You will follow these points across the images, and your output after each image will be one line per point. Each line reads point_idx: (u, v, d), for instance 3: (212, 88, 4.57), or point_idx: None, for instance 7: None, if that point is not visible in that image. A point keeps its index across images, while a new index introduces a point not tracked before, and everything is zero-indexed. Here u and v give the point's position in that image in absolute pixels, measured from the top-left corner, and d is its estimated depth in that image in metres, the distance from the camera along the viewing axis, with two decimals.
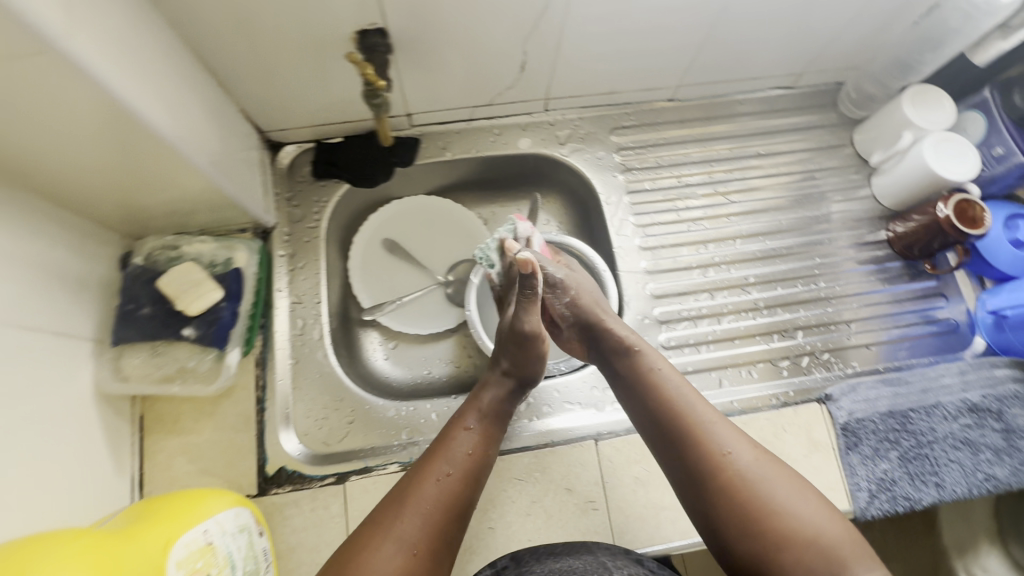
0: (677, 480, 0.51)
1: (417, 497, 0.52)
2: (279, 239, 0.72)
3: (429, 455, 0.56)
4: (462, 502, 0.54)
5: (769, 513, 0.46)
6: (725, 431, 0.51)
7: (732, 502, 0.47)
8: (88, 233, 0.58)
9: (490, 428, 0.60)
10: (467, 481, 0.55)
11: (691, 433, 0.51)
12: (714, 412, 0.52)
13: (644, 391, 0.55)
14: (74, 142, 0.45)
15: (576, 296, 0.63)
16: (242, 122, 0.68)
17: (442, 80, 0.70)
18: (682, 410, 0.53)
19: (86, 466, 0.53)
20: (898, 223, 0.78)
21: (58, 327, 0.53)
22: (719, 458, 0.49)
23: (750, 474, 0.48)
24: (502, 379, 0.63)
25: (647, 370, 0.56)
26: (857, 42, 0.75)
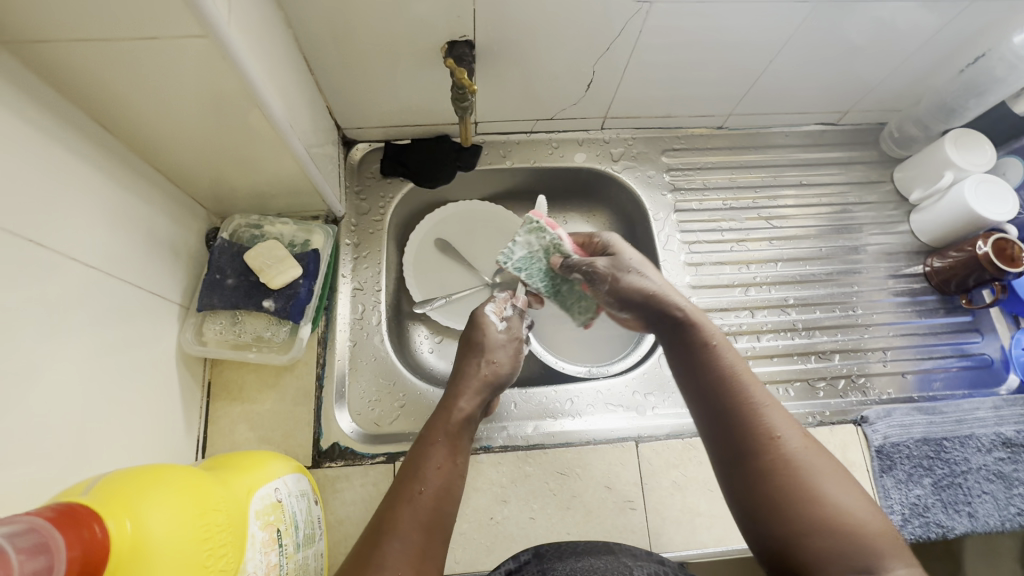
0: (718, 453, 0.51)
1: (397, 515, 0.49)
2: (346, 229, 0.77)
3: (405, 475, 0.53)
4: (442, 517, 0.51)
5: (805, 496, 0.46)
6: (775, 414, 0.50)
7: (769, 482, 0.47)
8: (182, 205, 0.63)
9: (460, 442, 0.57)
10: (446, 497, 0.52)
11: (742, 412, 0.50)
12: (766, 393, 0.51)
13: (700, 364, 0.54)
14: (199, 110, 0.50)
15: (615, 281, 0.61)
16: (326, 117, 0.73)
17: (512, 92, 0.75)
18: (734, 387, 0.52)
19: (161, 419, 0.56)
20: (936, 259, 0.81)
21: (152, 287, 0.57)
22: (765, 439, 0.49)
23: (794, 459, 0.48)
24: (479, 387, 0.62)
25: (705, 344, 0.54)
26: (903, 84, 0.80)
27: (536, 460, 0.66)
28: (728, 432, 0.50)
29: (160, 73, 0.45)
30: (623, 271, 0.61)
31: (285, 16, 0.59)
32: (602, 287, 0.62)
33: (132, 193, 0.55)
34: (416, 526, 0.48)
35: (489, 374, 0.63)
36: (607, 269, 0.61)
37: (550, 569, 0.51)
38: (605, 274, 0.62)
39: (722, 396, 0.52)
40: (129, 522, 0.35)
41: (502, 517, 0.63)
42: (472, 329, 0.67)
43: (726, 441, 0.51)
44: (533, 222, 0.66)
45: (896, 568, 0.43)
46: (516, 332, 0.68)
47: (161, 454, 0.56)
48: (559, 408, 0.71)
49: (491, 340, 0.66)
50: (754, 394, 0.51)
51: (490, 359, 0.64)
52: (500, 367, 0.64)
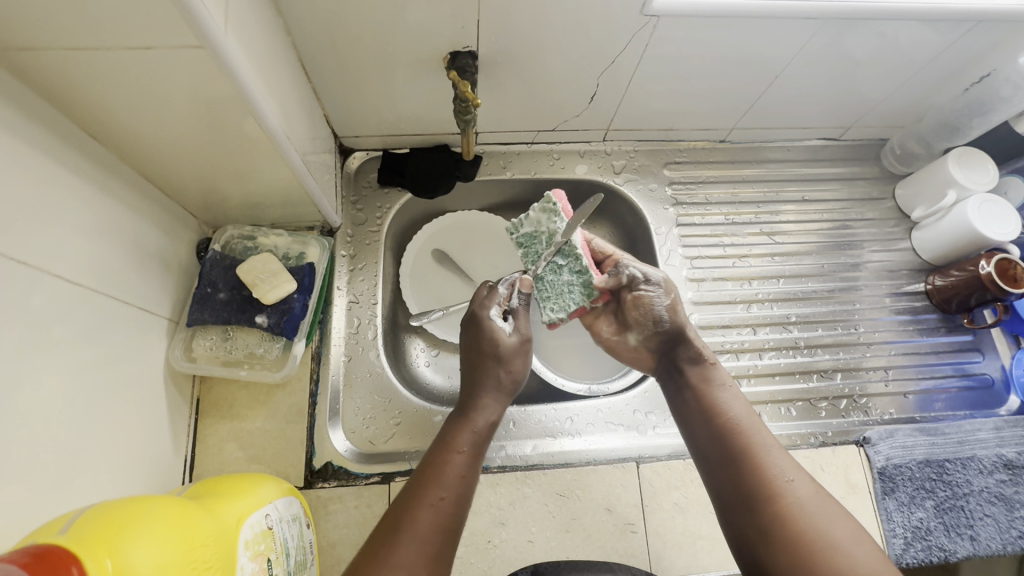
0: (729, 499, 0.52)
1: (415, 517, 0.48)
2: (342, 239, 0.75)
3: (424, 477, 0.52)
4: (459, 527, 0.50)
5: (818, 539, 0.46)
6: (784, 459, 0.52)
7: (781, 526, 0.48)
8: (172, 216, 0.61)
9: (480, 451, 0.56)
10: (464, 504, 0.52)
11: (751, 455, 0.52)
12: (775, 440, 0.54)
13: (708, 406, 0.57)
14: (193, 120, 0.48)
15: (674, 300, 0.63)
16: (324, 125, 0.71)
17: (514, 103, 0.74)
18: (742, 431, 0.54)
19: (147, 439, 0.54)
20: (937, 277, 0.80)
21: (140, 302, 0.55)
22: (776, 482, 0.50)
23: (806, 504, 0.49)
24: (495, 393, 0.60)
25: (714, 386, 0.59)
26: (907, 102, 0.79)
27: (535, 481, 0.65)
28: (738, 476, 0.52)
29: (151, 79, 0.43)
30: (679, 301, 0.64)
31: (284, 24, 0.57)
32: (660, 302, 0.62)
33: (121, 204, 0.53)
34: (434, 530, 0.48)
35: (505, 381, 0.61)
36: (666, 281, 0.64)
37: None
38: (668, 289, 0.63)
39: (731, 438, 0.54)
40: (110, 562, 0.33)
41: (499, 541, 0.62)
42: (474, 332, 0.63)
43: (737, 485, 0.52)
44: (550, 201, 0.63)
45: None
46: (523, 332, 0.64)
47: (148, 475, 0.54)
48: (559, 427, 0.70)
49: (504, 347, 0.61)
50: (763, 438, 0.54)
51: (505, 366, 0.61)
52: (513, 373, 0.62)
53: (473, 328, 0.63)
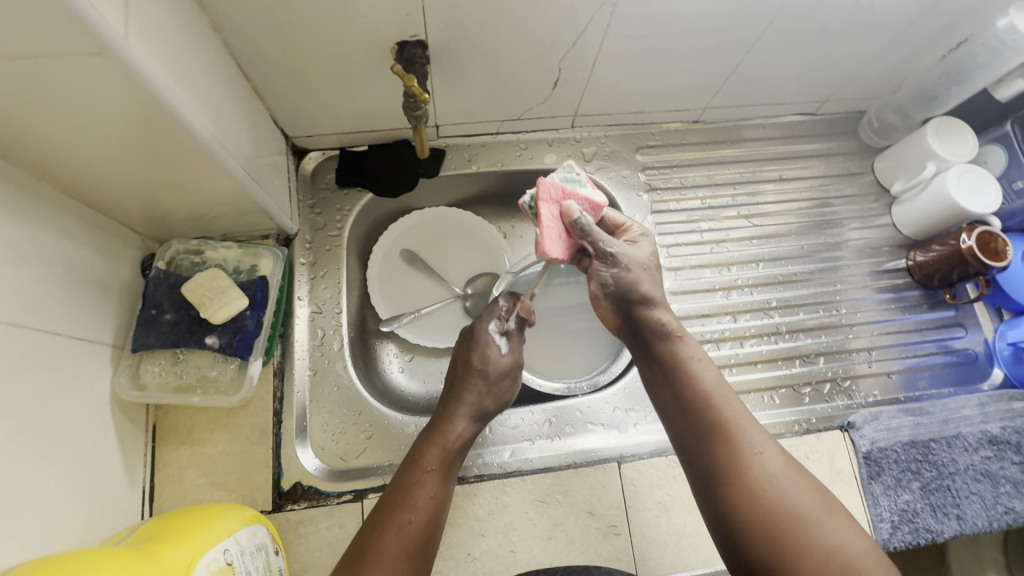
0: (698, 477, 0.52)
1: (382, 543, 0.51)
2: (300, 247, 0.71)
3: (393, 502, 0.54)
4: (427, 543, 0.53)
5: (781, 518, 0.48)
6: (753, 435, 0.51)
7: (746, 506, 0.49)
8: (109, 234, 0.57)
9: (454, 469, 0.58)
10: (432, 527, 0.54)
11: (724, 435, 0.51)
12: (747, 412, 0.53)
13: (679, 383, 0.55)
14: (111, 135, 0.45)
15: (623, 270, 0.57)
16: (271, 127, 0.67)
17: (473, 94, 0.70)
18: (715, 407, 0.53)
19: (99, 475, 0.51)
20: (918, 252, 0.79)
21: (79, 331, 0.51)
22: (744, 462, 0.50)
23: (777, 482, 0.49)
24: (478, 413, 0.62)
25: (683, 362, 0.56)
26: (883, 72, 0.76)
27: (514, 488, 0.62)
28: (710, 456, 0.51)
29: (49, 95, 0.39)
30: (636, 263, 0.58)
31: (211, 21, 0.52)
32: (609, 270, 0.57)
33: (44, 227, 0.48)
34: (402, 553, 0.51)
35: (488, 403, 0.62)
36: (625, 254, 0.57)
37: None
38: (620, 260, 0.57)
39: (704, 414, 0.53)
40: None
41: (480, 553, 0.60)
42: (467, 346, 0.64)
43: (706, 464, 0.52)
44: (573, 171, 0.60)
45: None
46: (515, 353, 0.65)
47: (102, 512, 0.51)
48: (537, 430, 0.68)
49: (494, 364, 0.63)
50: (734, 414, 0.52)
51: (489, 390, 0.62)
52: (500, 396, 0.63)
53: (467, 341, 0.65)
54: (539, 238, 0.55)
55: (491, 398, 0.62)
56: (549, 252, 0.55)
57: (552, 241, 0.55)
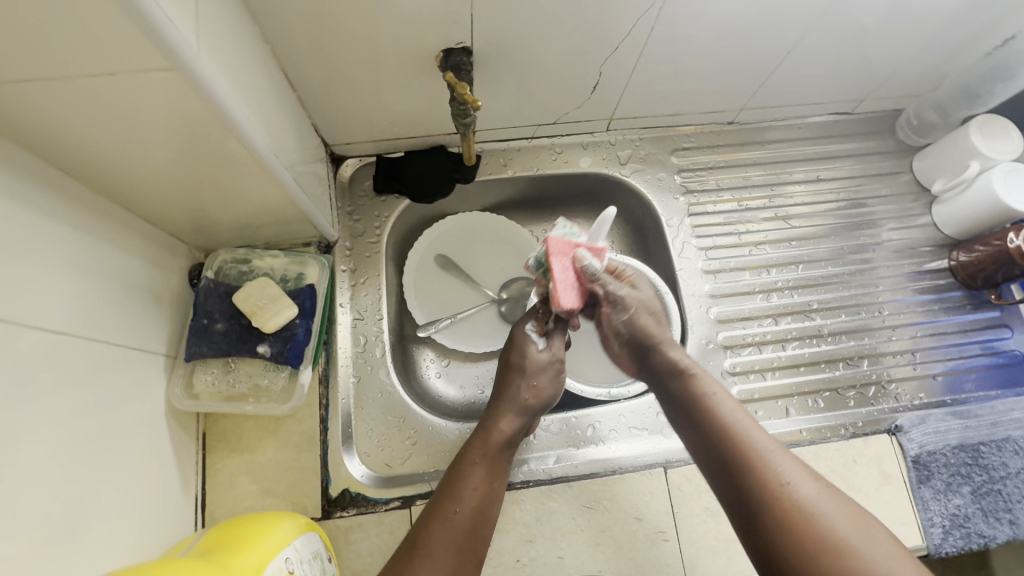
0: (731, 505, 0.52)
1: (430, 535, 0.51)
2: (340, 254, 0.71)
3: (442, 493, 0.54)
4: (473, 541, 0.53)
5: (823, 544, 0.46)
6: (783, 460, 0.51)
7: (783, 531, 0.48)
8: (159, 244, 0.57)
9: (500, 464, 0.58)
10: (479, 521, 0.53)
11: (749, 463, 0.51)
12: (773, 441, 0.53)
13: (698, 415, 0.56)
14: (172, 149, 0.45)
15: (633, 316, 0.62)
16: (312, 135, 0.67)
17: (512, 98, 0.70)
18: (738, 438, 0.53)
19: (156, 484, 0.52)
20: (962, 252, 0.77)
21: (134, 341, 0.52)
22: (777, 487, 0.50)
23: (808, 506, 0.49)
24: (519, 410, 0.62)
25: (702, 396, 0.57)
26: (924, 70, 0.75)
27: (561, 495, 0.62)
28: (738, 484, 0.52)
29: (116, 108, 0.39)
30: (645, 307, 0.63)
31: (261, 31, 0.53)
32: (619, 315, 0.63)
33: (101, 238, 0.49)
34: (448, 548, 0.51)
35: (529, 398, 0.62)
36: (631, 300, 0.63)
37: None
38: (628, 304, 0.63)
39: (725, 446, 0.53)
40: None
41: (528, 559, 0.60)
42: (508, 348, 0.65)
43: (736, 492, 0.52)
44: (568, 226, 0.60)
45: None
46: (556, 353, 0.65)
47: (159, 521, 0.51)
48: (581, 436, 0.67)
49: (532, 362, 0.63)
50: (759, 442, 0.53)
51: (529, 385, 0.62)
52: (541, 391, 0.63)
53: (506, 343, 0.66)
54: (552, 293, 0.58)
55: (531, 392, 0.62)
56: (564, 304, 0.58)
57: (565, 293, 0.58)
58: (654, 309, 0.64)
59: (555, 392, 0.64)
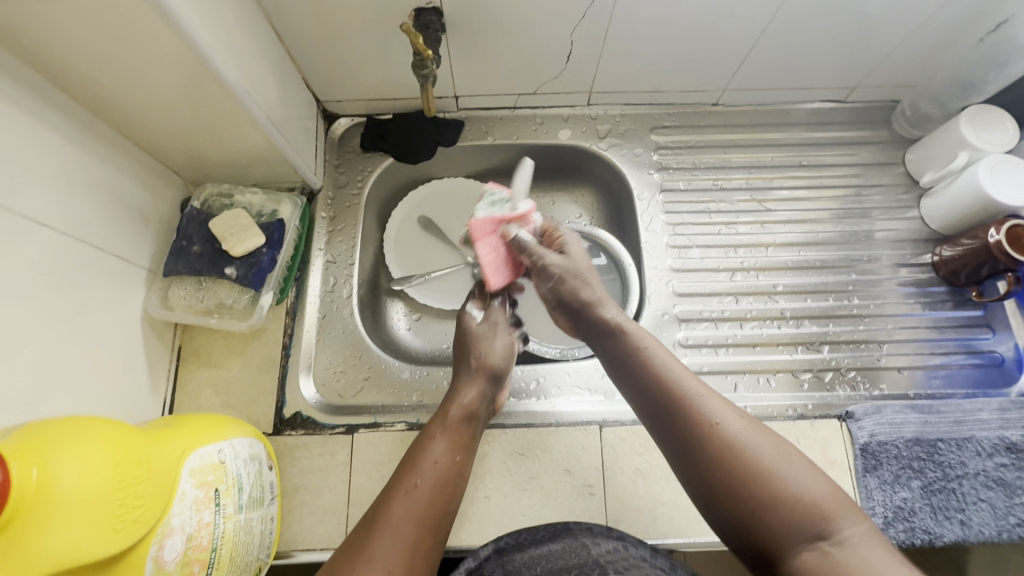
0: (670, 453, 0.51)
1: (391, 510, 0.49)
2: (322, 202, 0.77)
3: (401, 469, 0.53)
4: (438, 514, 0.51)
5: (754, 477, 0.46)
6: (712, 402, 0.51)
7: (721, 470, 0.47)
8: (155, 173, 0.65)
9: (462, 435, 0.57)
10: (441, 493, 0.52)
11: (682, 408, 0.50)
12: (701, 385, 0.52)
13: (635, 369, 0.55)
14: (152, 76, 0.51)
15: (559, 281, 0.61)
16: (303, 90, 0.73)
17: (490, 65, 0.73)
18: (669, 384, 0.52)
19: (126, 378, 0.58)
20: (946, 247, 0.75)
21: (120, 252, 0.59)
22: (707, 428, 0.49)
23: (736, 440, 0.48)
24: (475, 377, 0.61)
25: (635, 348, 0.56)
26: (916, 57, 0.73)
27: (495, 439, 0.65)
28: (674, 426, 0.50)
29: (95, 32, 0.45)
30: (573, 272, 0.62)
31: None
32: (546, 285, 0.62)
33: (98, 157, 0.56)
34: (410, 523, 0.49)
35: (483, 365, 0.62)
36: (558, 267, 0.62)
37: (510, 563, 0.49)
38: (554, 271, 0.62)
39: (659, 397, 0.52)
40: (36, 470, 0.35)
41: None
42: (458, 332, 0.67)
43: (673, 440, 0.50)
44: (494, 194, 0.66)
45: (849, 528, 0.44)
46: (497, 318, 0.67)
47: (126, 412, 0.58)
48: (524, 388, 0.71)
49: (477, 334, 0.65)
50: (690, 388, 0.52)
51: (476, 352, 0.63)
52: (490, 356, 0.63)
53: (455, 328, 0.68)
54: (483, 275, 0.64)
55: (479, 359, 0.63)
56: (491, 282, 0.64)
57: (495, 271, 0.64)
58: (589, 275, 0.62)
59: (508, 358, 0.64)
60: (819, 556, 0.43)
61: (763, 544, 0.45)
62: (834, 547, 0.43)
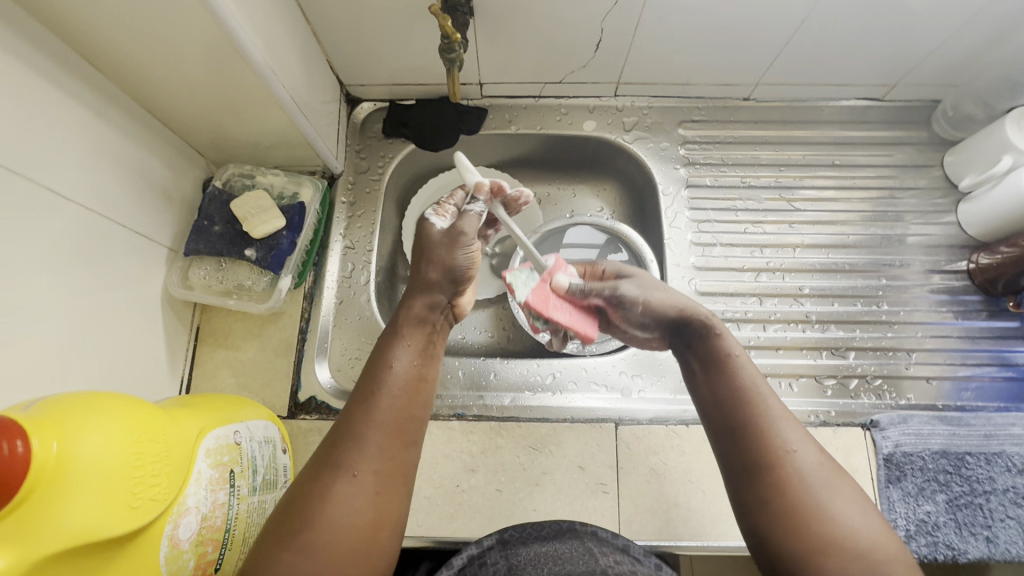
0: (729, 467, 0.49)
1: (352, 419, 0.45)
2: (342, 187, 0.77)
3: (363, 376, 0.48)
4: (408, 420, 0.47)
5: (819, 515, 0.44)
6: (794, 432, 0.48)
7: (784, 501, 0.45)
8: (178, 152, 0.64)
9: (422, 340, 0.51)
10: (411, 401, 0.48)
11: (759, 428, 0.48)
12: (787, 411, 0.49)
13: (715, 378, 0.52)
14: (178, 51, 0.51)
15: (645, 302, 0.57)
16: (327, 72, 0.72)
17: (517, 52, 0.71)
18: (752, 402, 0.49)
19: (146, 356, 0.59)
20: (983, 254, 0.72)
21: (142, 230, 0.59)
22: (782, 457, 0.46)
23: (809, 477, 0.45)
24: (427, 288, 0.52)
25: (721, 358, 0.53)
26: (961, 54, 0.70)
27: (509, 433, 0.64)
28: (746, 444, 0.48)
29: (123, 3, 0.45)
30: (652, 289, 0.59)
31: None
32: (632, 312, 0.58)
33: (124, 133, 0.56)
34: (376, 430, 0.45)
35: (435, 275, 0.52)
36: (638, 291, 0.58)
37: (514, 555, 0.47)
38: (636, 298, 0.58)
39: (737, 412, 0.49)
40: (55, 444, 0.36)
41: (468, 486, 0.62)
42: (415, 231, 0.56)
43: (740, 458, 0.48)
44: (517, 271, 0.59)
45: None
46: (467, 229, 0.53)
47: (143, 389, 0.58)
48: (540, 382, 0.70)
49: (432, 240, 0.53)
50: (771, 410, 0.49)
51: (432, 262, 0.52)
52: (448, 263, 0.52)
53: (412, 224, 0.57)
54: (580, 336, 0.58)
55: (436, 269, 0.52)
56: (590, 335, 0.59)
57: (584, 326, 0.59)
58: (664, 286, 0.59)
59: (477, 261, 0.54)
60: None
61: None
62: None
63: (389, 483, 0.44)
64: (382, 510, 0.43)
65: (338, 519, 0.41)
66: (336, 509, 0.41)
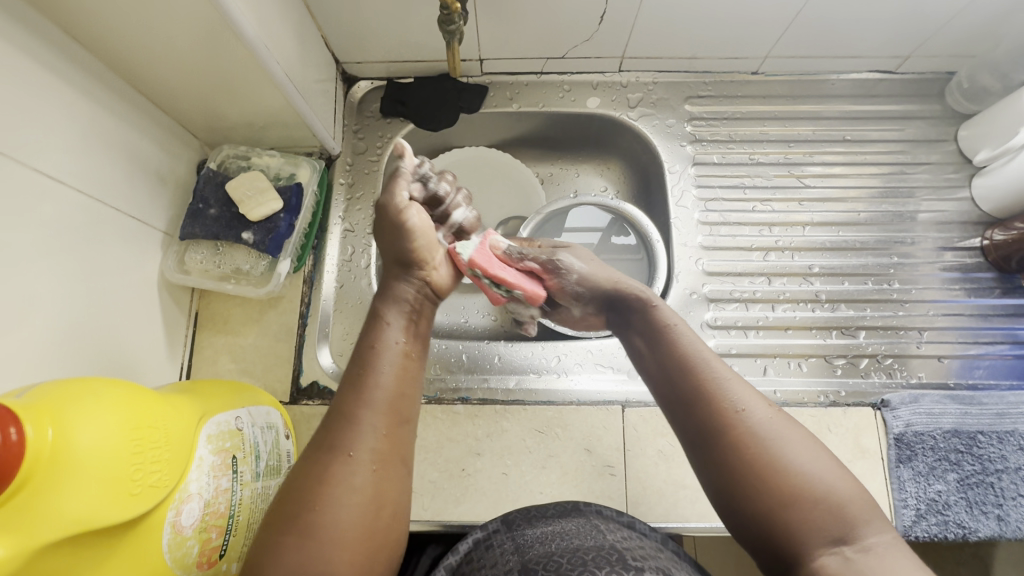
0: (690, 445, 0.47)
1: (345, 397, 0.45)
2: (340, 168, 0.75)
3: (358, 355, 0.48)
4: (399, 398, 0.46)
5: (781, 471, 0.42)
6: (739, 388, 0.46)
7: (745, 464, 0.43)
8: (171, 132, 0.63)
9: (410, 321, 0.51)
10: (405, 379, 0.47)
11: (704, 394, 0.47)
12: (729, 369, 0.48)
13: (660, 349, 0.51)
14: (165, 27, 0.48)
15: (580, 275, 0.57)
16: (323, 49, 0.70)
17: (518, 25, 0.69)
18: (696, 368, 0.48)
19: (145, 342, 0.58)
20: (998, 230, 0.71)
21: (137, 214, 0.57)
22: (731, 418, 0.45)
23: (763, 434, 0.44)
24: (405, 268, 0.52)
25: (664, 325, 0.52)
26: (978, 24, 0.68)
27: (515, 415, 0.63)
28: (700, 414, 0.46)
29: None
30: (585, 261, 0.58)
31: None
32: (567, 280, 0.57)
33: (114, 113, 0.54)
34: (368, 407, 0.44)
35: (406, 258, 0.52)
36: (573, 262, 0.57)
37: (520, 535, 0.47)
38: (571, 267, 0.57)
39: (683, 382, 0.48)
40: (51, 431, 0.34)
41: (474, 470, 0.61)
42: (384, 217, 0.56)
43: (697, 432, 0.47)
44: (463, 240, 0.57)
45: (873, 535, 0.41)
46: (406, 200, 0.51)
47: (144, 375, 0.57)
48: (545, 365, 0.69)
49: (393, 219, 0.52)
50: (717, 372, 0.47)
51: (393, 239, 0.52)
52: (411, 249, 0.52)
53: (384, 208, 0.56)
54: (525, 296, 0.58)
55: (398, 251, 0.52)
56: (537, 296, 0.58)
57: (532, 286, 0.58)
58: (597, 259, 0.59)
59: (429, 238, 0.53)
60: (841, 561, 0.40)
61: (778, 543, 0.42)
62: (856, 552, 0.40)
63: (383, 460, 0.44)
64: (381, 486, 0.43)
65: (333, 494, 0.41)
66: (332, 487, 0.41)
